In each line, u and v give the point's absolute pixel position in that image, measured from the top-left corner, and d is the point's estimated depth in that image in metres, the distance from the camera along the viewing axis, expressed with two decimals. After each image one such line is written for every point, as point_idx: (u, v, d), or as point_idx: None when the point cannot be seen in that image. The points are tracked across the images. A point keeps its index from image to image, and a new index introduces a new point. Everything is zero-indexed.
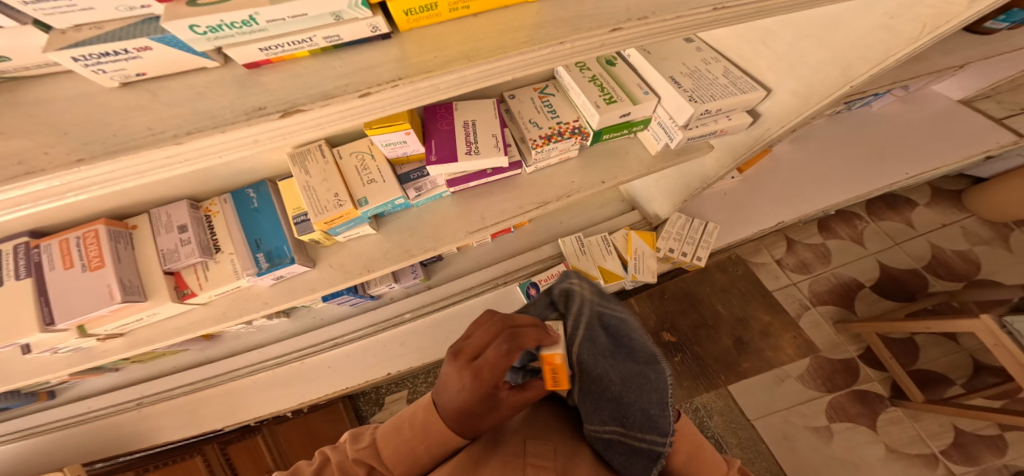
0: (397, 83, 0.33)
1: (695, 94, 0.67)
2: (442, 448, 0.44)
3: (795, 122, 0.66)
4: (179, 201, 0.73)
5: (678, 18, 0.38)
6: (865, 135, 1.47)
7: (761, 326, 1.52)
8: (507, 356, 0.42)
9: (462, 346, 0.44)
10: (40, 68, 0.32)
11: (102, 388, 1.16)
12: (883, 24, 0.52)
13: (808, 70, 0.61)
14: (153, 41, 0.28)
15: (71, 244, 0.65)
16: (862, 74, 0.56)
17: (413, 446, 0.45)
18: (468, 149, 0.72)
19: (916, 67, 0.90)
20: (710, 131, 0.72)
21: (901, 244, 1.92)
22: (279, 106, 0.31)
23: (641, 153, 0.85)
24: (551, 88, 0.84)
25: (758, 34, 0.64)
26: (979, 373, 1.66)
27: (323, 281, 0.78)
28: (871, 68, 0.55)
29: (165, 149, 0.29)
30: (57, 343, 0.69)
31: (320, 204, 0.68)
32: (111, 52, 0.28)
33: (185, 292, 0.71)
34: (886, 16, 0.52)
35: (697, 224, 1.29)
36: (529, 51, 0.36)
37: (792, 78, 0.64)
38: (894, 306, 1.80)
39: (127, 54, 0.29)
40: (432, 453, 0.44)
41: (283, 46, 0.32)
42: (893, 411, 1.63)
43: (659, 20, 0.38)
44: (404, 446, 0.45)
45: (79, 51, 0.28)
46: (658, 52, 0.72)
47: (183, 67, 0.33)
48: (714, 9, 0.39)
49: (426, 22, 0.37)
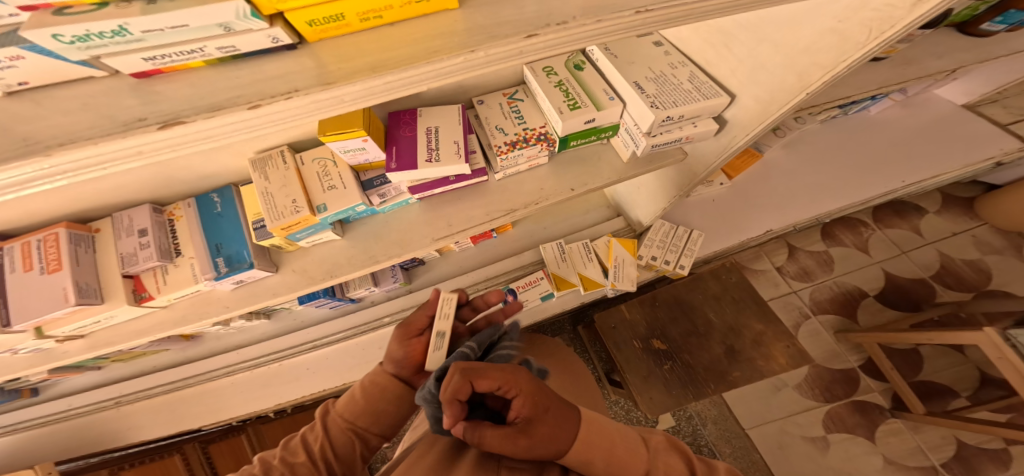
0: (291, 95, 0.32)
1: (658, 100, 0.64)
2: (373, 388, 0.57)
3: (758, 130, 0.65)
4: (143, 205, 0.74)
5: (600, 22, 0.37)
6: (863, 142, 1.42)
7: (754, 334, 1.46)
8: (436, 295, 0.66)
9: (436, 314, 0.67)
10: None
11: (84, 385, 1.16)
12: (832, 27, 0.50)
13: (768, 77, 0.59)
14: (24, 51, 0.29)
15: (32, 247, 0.65)
16: (816, 81, 0.53)
17: (355, 391, 0.58)
18: (429, 156, 0.71)
19: (906, 71, 0.86)
20: (674, 138, 0.70)
21: (908, 252, 1.86)
22: (160, 117, 0.31)
23: (613, 159, 0.83)
24: (521, 93, 0.82)
25: (718, 37, 0.62)
26: (985, 386, 1.59)
27: (286, 286, 0.77)
28: (824, 75, 0.52)
29: (38, 161, 0.29)
30: (17, 344, 0.69)
31: (277, 210, 0.67)
32: None
33: (143, 296, 0.70)
34: (834, 19, 0.49)
35: (682, 231, 1.26)
36: (439, 61, 0.35)
37: (754, 84, 0.61)
38: (898, 316, 1.74)
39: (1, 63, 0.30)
40: (363, 392, 0.57)
41: (169, 55, 0.32)
42: (893, 423, 1.57)
43: (581, 26, 0.36)
44: (352, 395, 0.57)
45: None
46: (623, 56, 0.70)
47: (69, 76, 0.33)
48: (637, 12, 0.37)
49: (335, 32, 0.36)
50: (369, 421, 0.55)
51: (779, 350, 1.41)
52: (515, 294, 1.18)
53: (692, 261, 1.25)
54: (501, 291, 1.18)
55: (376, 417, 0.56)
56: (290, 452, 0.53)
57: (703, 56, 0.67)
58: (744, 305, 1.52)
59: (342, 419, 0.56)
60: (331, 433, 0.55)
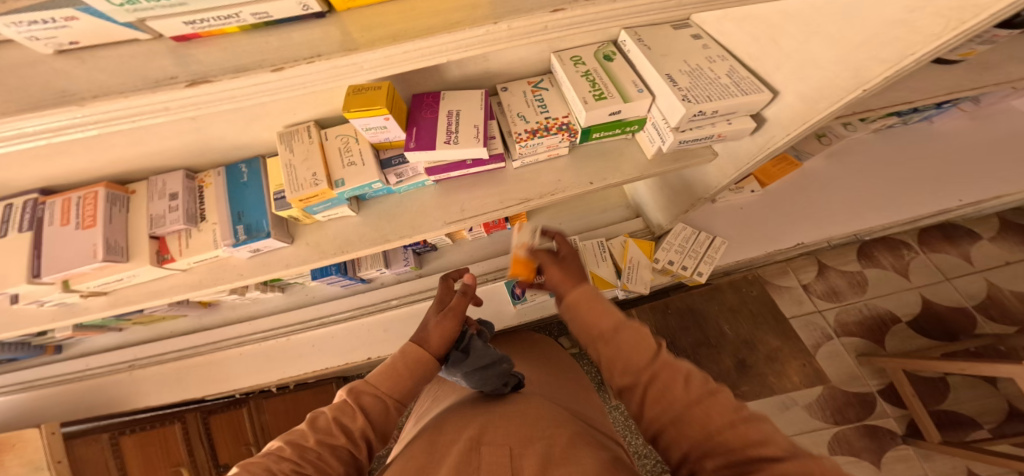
0: (314, 59, 0.32)
1: (691, 94, 0.60)
2: (418, 364, 0.57)
3: (801, 129, 0.61)
4: (176, 171, 0.77)
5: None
6: (918, 157, 1.33)
7: (768, 350, 1.42)
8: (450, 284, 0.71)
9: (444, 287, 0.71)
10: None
11: (104, 346, 1.23)
12: (902, 18, 0.45)
13: (818, 73, 0.55)
14: (80, 12, 0.30)
15: (73, 203, 0.70)
16: (876, 77, 0.50)
17: (396, 366, 0.57)
18: (448, 138, 0.70)
19: (984, 75, 0.79)
20: (705, 135, 0.67)
21: (952, 280, 1.74)
22: (190, 76, 0.31)
23: (636, 154, 0.80)
24: (546, 82, 0.81)
25: (765, 29, 0.56)
26: (1013, 420, 1.47)
27: (298, 258, 0.78)
28: (887, 69, 0.49)
29: (73, 112, 0.30)
30: (42, 297, 0.71)
31: (297, 182, 0.69)
32: (42, 20, 0.30)
33: (165, 257, 0.73)
34: (904, 9, 0.44)
35: (703, 237, 1.22)
36: (460, 32, 0.34)
37: (799, 80, 0.58)
38: (930, 344, 1.63)
39: (56, 23, 0.31)
40: (408, 368, 0.57)
41: (208, 20, 0.33)
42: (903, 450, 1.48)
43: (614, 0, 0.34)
44: (392, 372, 0.56)
45: (8, 18, 0.30)
46: (658, 48, 0.66)
47: (116, 38, 0.34)
48: None
49: (365, 2, 0.37)
50: (409, 395, 0.56)
51: (794, 368, 1.38)
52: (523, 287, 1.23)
53: (710, 269, 1.20)
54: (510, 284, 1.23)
55: (416, 390, 0.57)
56: (325, 435, 0.50)
57: (745, 50, 0.62)
58: (761, 320, 1.46)
59: (391, 399, 0.55)
60: (376, 415, 0.53)
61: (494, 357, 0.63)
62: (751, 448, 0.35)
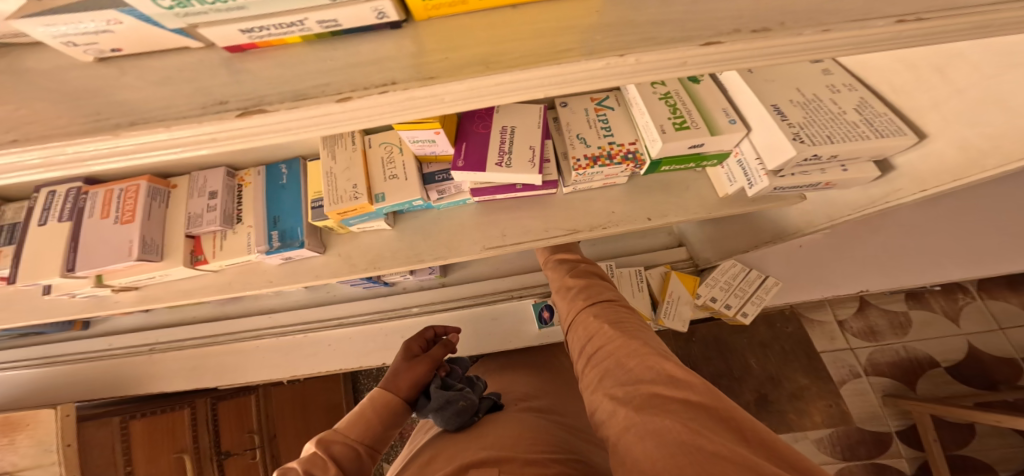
0: (388, 88, 0.27)
1: (804, 132, 0.51)
2: (385, 408, 0.64)
3: (948, 185, 0.51)
4: (218, 168, 0.74)
5: (817, 35, 0.26)
6: None
7: (794, 388, 1.54)
8: (422, 336, 0.78)
9: (413, 340, 0.76)
10: (18, 37, 0.30)
11: (129, 326, 1.24)
12: None
13: (996, 118, 0.42)
14: (121, 14, 0.25)
15: (114, 196, 0.67)
16: None
17: (365, 412, 0.63)
18: (500, 159, 0.64)
19: None
20: (809, 181, 0.58)
21: (1006, 330, 1.64)
22: (242, 102, 0.26)
23: (705, 191, 0.72)
24: (611, 100, 0.73)
25: (914, 64, 0.45)
26: None
27: (327, 269, 0.74)
28: None
29: (105, 140, 0.26)
30: (74, 289, 0.70)
31: (336, 193, 0.65)
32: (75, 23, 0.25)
33: (199, 258, 0.71)
34: None
35: (754, 275, 1.12)
36: (571, 64, 0.27)
37: (962, 128, 0.46)
38: (969, 392, 1.57)
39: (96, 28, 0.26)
40: (377, 413, 0.63)
41: (267, 28, 0.27)
42: None
43: (790, 36, 0.26)
44: (361, 418, 0.62)
45: (40, 21, 0.25)
46: (763, 73, 0.58)
47: (162, 44, 0.29)
48: (886, 24, 0.26)
49: (449, 11, 0.30)
50: (378, 439, 0.62)
51: (818, 408, 1.53)
52: (551, 311, 1.16)
53: (757, 310, 1.11)
54: (536, 307, 1.17)
55: (385, 435, 0.63)
56: None
57: (884, 79, 0.50)
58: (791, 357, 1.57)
59: (361, 446, 0.59)
60: (348, 463, 0.57)
61: (451, 396, 0.66)
62: (620, 352, 0.49)
